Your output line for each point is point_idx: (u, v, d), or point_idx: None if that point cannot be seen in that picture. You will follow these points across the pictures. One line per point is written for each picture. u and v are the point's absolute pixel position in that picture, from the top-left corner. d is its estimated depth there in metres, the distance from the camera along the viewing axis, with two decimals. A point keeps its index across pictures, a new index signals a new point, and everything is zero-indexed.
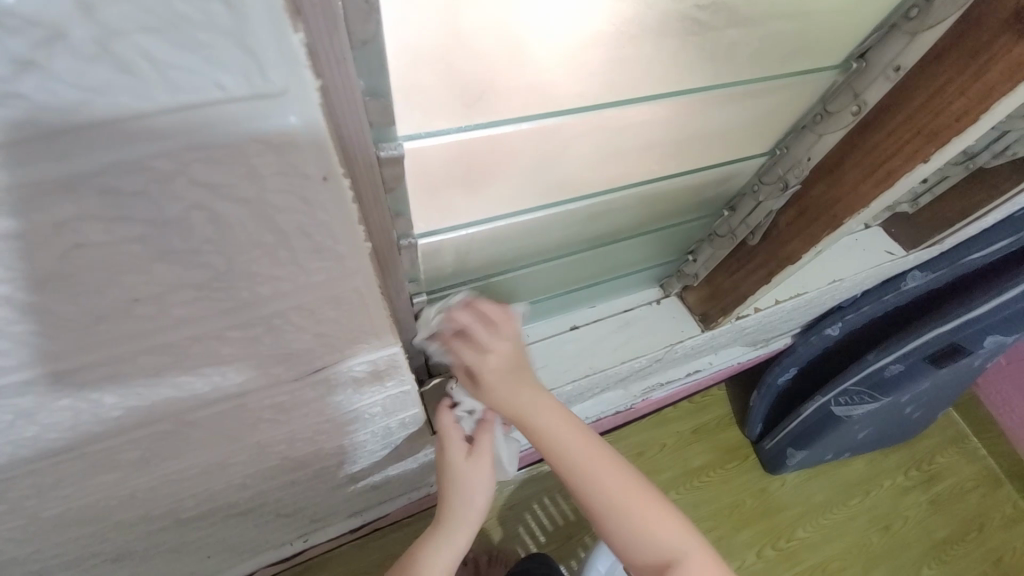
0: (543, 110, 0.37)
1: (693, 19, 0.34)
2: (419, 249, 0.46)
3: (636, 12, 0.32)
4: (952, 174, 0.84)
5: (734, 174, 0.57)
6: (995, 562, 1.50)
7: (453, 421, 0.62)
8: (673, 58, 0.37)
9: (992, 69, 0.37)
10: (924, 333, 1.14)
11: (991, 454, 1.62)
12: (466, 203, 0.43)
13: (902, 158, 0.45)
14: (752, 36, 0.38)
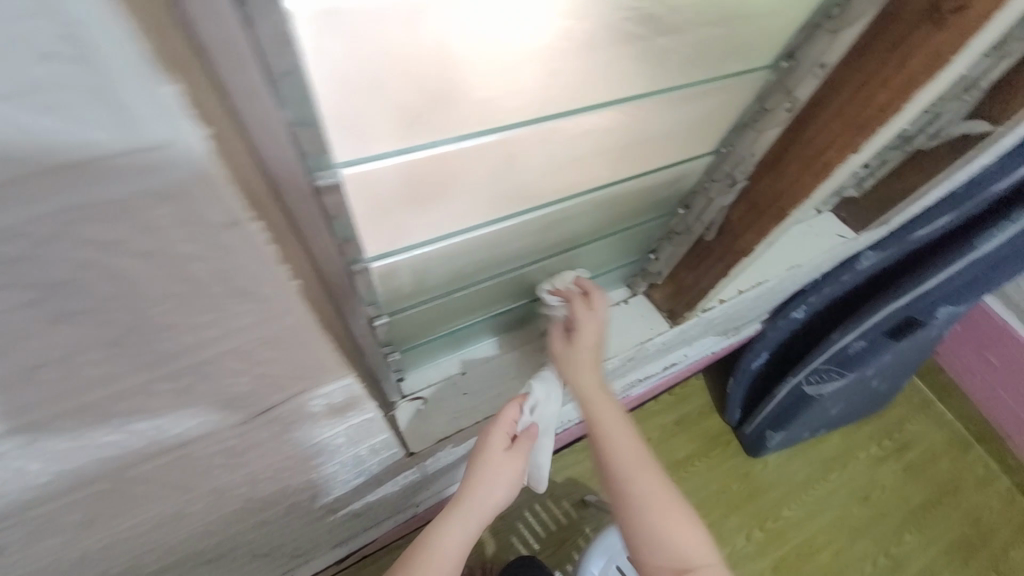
0: (482, 127, 0.37)
1: (620, 33, 0.35)
2: (374, 272, 0.45)
3: (567, 29, 0.32)
4: (891, 158, 0.90)
5: (684, 174, 0.58)
6: (972, 523, 1.57)
7: (513, 412, 0.64)
8: (608, 70, 0.37)
9: (911, 61, 0.39)
10: (881, 309, 1.20)
11: (958, 418, 1.70)
12: (416, 222, 0.43)
13: (834, 150, 0.46)
14: (680, 45, 0.39)
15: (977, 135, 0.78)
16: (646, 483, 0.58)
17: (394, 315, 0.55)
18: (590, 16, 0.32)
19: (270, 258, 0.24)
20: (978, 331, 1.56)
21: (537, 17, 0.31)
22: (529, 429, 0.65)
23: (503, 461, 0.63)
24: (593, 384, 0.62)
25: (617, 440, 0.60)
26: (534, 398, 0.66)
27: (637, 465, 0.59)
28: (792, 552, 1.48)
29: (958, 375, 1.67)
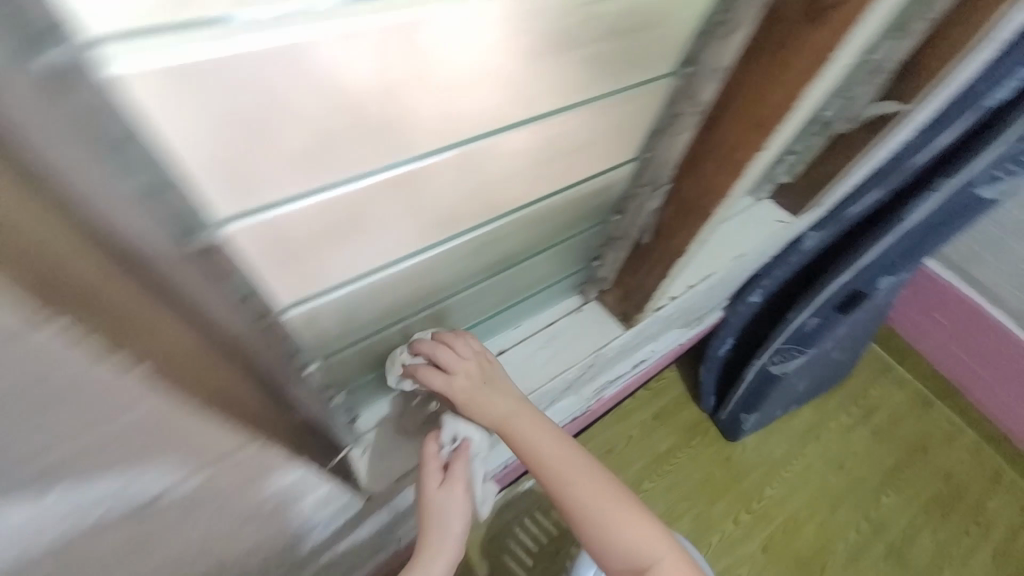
0: (379, 165, 0.36)
1: (507, 58, 0.34)
2: (290, 322, 0.42)
3: (448, 55, 0.32)
4: (816, 143, 0.94)
5: (610, 183, 0.58)
6: (944, 479, 1.62)
7: (433, 447, 0.60)
8: (505, 94, 0.37)
9: (798, 59, 0.40)
10: (829, 285, 1.24)
11: (917, 378, 1.76)
12: (333, 264, 0.41)
13: (742, 148, 0.48)
14: (576, 62, 0.39)
15: (889, 116, 0.82)
16: (585, 483, 0.60)
17: (328, 356, 0.53)
18: (470, 46, 0.32)
19: (85, 349, 0.27)
20: (921, 296, 1.66)
21: (411, 51, 0.30)
22: (456, 454, 0.61)
23: (443, 496, 0.60)
24: (507, 409, 0.61)
25: (547, 452, 0.61)
26: (450, 430, 0.61)
27: (572, 468, 0.61)
28: (779, 529, 1.50)
29: (912, 338, 1.73)
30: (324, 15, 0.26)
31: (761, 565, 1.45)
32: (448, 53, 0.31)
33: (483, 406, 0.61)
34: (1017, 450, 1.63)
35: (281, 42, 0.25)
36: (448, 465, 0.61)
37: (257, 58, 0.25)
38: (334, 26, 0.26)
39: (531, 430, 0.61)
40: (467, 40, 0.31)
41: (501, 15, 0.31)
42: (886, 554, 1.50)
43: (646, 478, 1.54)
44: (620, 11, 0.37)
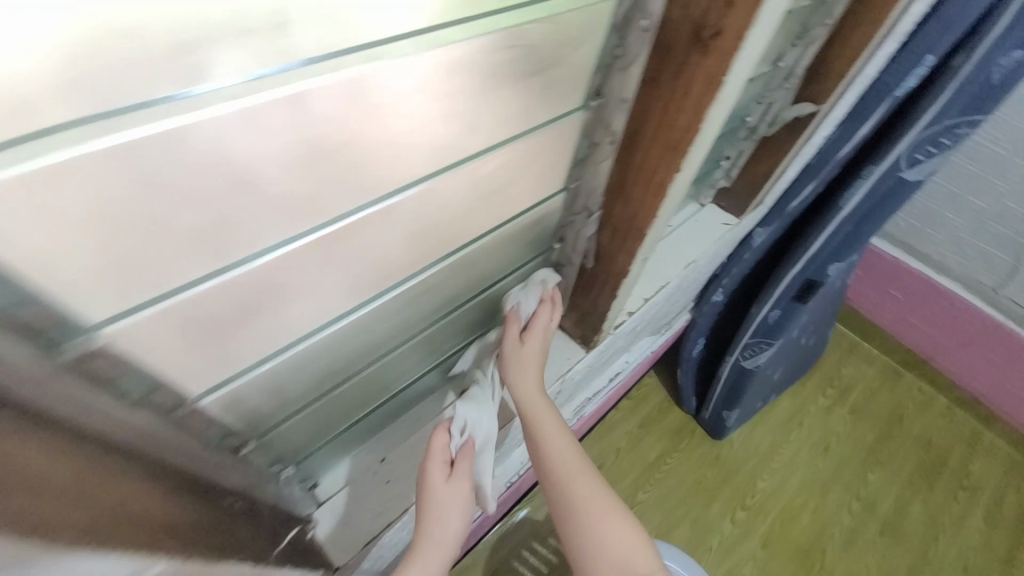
0: (276, 241, 0.35)
1: (379, 119, 0.33)
2: (208, 413, 0.40)
3: (324, 121, 0.31)
4: (745, 147, 0.98)
5: (543, 215, 0.59)
6: (925, 447, 1.61)
7: (443, 439, 0.59)
8: (389, 151, 0.36)
9: (694, 85, 0.41)
10: (783, 278, 1.25)
11: (883, 352, 1.75)
12: (244, 344, 0.39)
13: (662, 170, 0.49)
14: (467, 99, 0.37)
15: (806, 116, 0.87)
16: (580, 488, 0.60)
17: (265, 438, 0.49)
18: (330, 113, 0.30)
19: None
20: (873, 270, 1.68)
21: (258, 132, 0.28)
22: (465, 448, 0.60)
23: (446, 493, 0.58)
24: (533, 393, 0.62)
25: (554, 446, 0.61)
26: (461, 418, 0.61)
27: (570, 470, 0.61)
28: (776, 522, 1.47)
29: (870, 312, 1.74)
30: (174, 101, 0.25)
31: (764, 563, 1.41)
32: (303, 127, 0.30)
33: (519, 381, 0.62)
34: (988, 409, 1.63)
35: (187, 121, 0.25)
36: (456, 458, 0.59)
37: (71, 167, 0.23)
38: (190, 112, 0.25)
39: (546, 419, 0.62)
40: (351, 100, 0.31)
41: (355, 81, 0.30)
42: (882, 531, 1.46)
43: (639, 489, 1.51)
44: (513, 56, 0.36)
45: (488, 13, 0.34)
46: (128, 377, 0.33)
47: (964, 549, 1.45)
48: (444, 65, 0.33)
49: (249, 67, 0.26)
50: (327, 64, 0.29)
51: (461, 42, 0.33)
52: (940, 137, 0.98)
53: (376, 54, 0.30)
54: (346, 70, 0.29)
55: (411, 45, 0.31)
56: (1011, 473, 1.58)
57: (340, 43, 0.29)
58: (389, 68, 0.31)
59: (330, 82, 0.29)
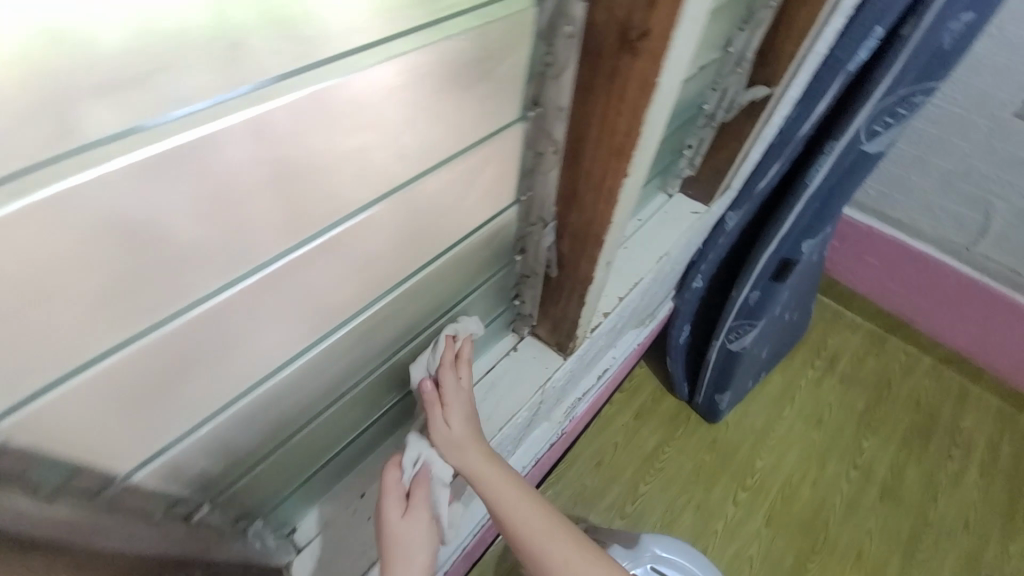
0: (187, 303, 0.33)
1: (278, 162, 0.31)
2: (144, 486, 0.38)
3: (202, 161, 0.28)
4: (705, 134, 0.97)
5: (497, 230, 0.57)
6: (914, 408, 1.61)
7: (395, 474, 0.56)
8: (299, 191, 0.34)
9: (629, 89, 0.39)
10: (758, 259, 1.22)
11: (867, 319, 1.74)
12: (174, 411, 0.37)
13: (610, 176, 0.47)
14: (368, 113, 0.34)
15: (760, 99, 0.86)
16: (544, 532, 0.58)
17: (220, 498, 0.47)
18: (224, 162, 0.29)
19: None
20: (847, 239, 1.64)
21: (162, 184, 0.27)
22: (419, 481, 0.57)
23: (403, 529, 0.55)
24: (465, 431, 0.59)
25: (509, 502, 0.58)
26: (414, 450, 0.58)
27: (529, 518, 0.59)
28: (778, 500, 1.44)
29: (850, 280, 1.71)
30: (160, 126, 0.26)
31: (769, 540, 1.39)
32: (189, 183, 0.28)
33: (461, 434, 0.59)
34: (975, 364, 1.62)
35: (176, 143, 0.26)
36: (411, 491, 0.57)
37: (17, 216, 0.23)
38: (176, 134, 0.26)
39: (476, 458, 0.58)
40: (323, 115, 0.31)
41: (324, 96, 0.31)
42: (880, 497, 1.46)
43: (640, 482, 1.47)
44: (424, 71, 0.35)
45: (386, 37, 0.32)
46: (41, 468, 0.31)
47: (962, 505, 1.45)
48: (343, 98, 0.32)
49: (104, 130, 0.24)
50: (201, 117, 0.27)
51: (419, 50, 0.33)
52: (896, 107, 0.97)
53: (255, 99, 0.28)
54: (224, 121, 0.27)
55: (298, 85, 0.29)
56: (1000, 425, 1.59)
57: (212, 94, 0.26)
58: (355, 82, 0.31)
59: (208, 135, 0.27)
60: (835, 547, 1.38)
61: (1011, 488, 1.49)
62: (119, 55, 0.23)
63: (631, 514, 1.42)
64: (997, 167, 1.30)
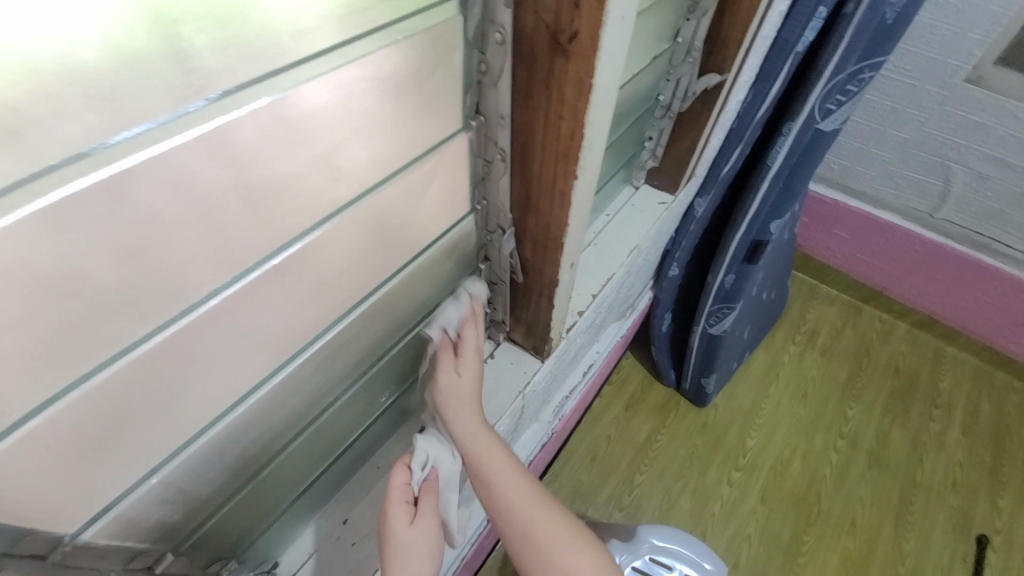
0: (112, 355, 0.30)
1: (198, 199, 0.30)
2: (99, 542, 0.36)
3: (121, 203, 0.27)
4: (664, 125, 0.97)
5: (456, 241, 0.56)
6: (894, 373, 1.65)
7: (402, 477, 0.54)
8: (227, 225, 0.32)
9: (567, 92, 0.39)
10: (730, 243, 1.21)
11: (841, 291, 1.78)
12: (115, 468, 0.35)
13: (561, 179, 0.46)
14: (292, 134, 0.32)
15: (713, 87, 0.87)
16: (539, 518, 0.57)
17: (183, 544, 0.45)
18: (143, 201, 0.27)
19: None
20: (816, 215, 1.67)
21: (73, 230, 0.25)
22: (428, 483, 0.56)
23: (412, 536, 0.53)
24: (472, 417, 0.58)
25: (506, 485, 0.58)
26: (422, 452, 0.57)
27: (526, 506, 0.57)
28: (770, 477, 1.47)
29: (823, 256, 1.75)
30: (92, 156, 0.25)
31: (765, 516, 1.41)
32: (94, 232, 0.26)
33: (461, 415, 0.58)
34: (950, 327, 1.65)
35: (106, 175, 0.25)
36: (420, 496, 0.55)
37: None
38: (113, 163, 0.25)
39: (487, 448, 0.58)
40: (266, 135, 0.31)
41: (267, 114, 0.30)
42: (869, 464, 1.49)
43: (636, 472, 1.48)
44: (352, 89, 0.33)
45: (302, 59, 0.30)
46: None
47: (948, 464, 1.49)
48: (262, 125, 0.30)
49: (40, 164, 0.23)
50: (96, 160, 0.25)
51: (361, 61, 0.33)
52: (847, 84, 0.97)
53: (158, 137, 0.26)
54: (124, 163, 0.26)
55: (205, 118, 0.28)
56: (978, 383, 1.64)
57: (110, 137, 0.25)
58: (294, 101, 0.31)
59: (106, 179, 0.25)
60: (829, 517, 1.41)
61: (993, 444, 1.53)
62: (42, 92, 0.21)
63: (630, 505, 1.43)
64: (952, 134, 1.32)
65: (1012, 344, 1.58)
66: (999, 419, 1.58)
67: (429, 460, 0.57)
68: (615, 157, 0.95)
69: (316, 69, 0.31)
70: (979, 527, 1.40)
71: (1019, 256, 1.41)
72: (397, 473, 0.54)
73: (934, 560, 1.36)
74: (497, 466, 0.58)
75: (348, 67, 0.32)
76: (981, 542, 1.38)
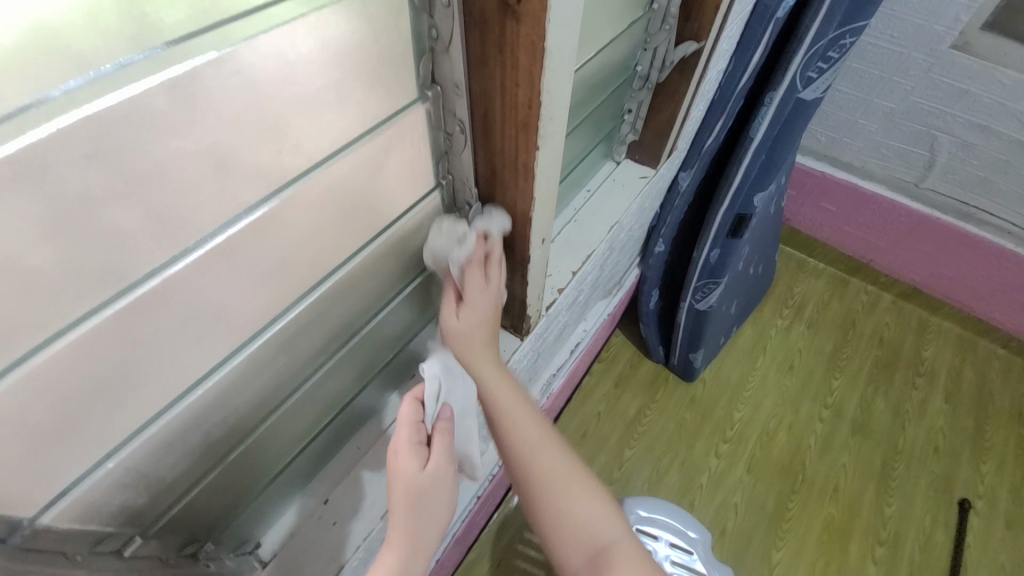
0: (49, 335, 0.29)
1: (127, 176, 0.28)
2: (60, 524, 0.36)
3: (45, 174, 0.25)
4: (643, 97, 0.95)
5: (424, 217, 0.55)
6: (879, 344, 1.67)
7: (415, 414, 0.54)
8: (163, 201, 0.31)
9: (521, 57, 0.37)
10: (714, 218, 1.20)
11: (828, 264, 1.79)
12: (66, 452, 0.34)
13: (523, 149, 0.45)
14: (230, 101, 0.30)
15: (691, 55, 0.85)
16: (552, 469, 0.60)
17: (151, 526, 0.45)
18: (67, 173, 0.26)
19: None
20: (803, 188, 1.66)
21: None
22: (440, 422, 0.55)
23: (425, 480, 0.52)
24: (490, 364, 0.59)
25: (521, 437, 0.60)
26: (433, 383, 0.56)
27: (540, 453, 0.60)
28: (757, 449, 1.49)
29: (810, 229, 1.75)
30: (4, 124, 0.23)
31: (752, 485, 1.44)
32: (12, 212, 0.25)
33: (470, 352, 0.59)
34: (934, 297, 1.67)
35: (23, 144, 0.24)
36: (432, 435, 0.54)
37: None
38: (29, 130, 0.24)
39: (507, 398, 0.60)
40: (202, 99, 0.29)
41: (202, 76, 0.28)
42: (852, 433, 1.52)
43: (626, 447, 1.50)
44: (292, 56, 0.32)
45: (233, 17, 0.28)
46: None
47: (930, 431, 1.53)
48: (190, 95, 0.28)
49: None
50: (1, 132, 0.23)
51: (300, 20, 0.31)
52: (828, 51, 0.95)
53: (66, 107, 0.25)
54: (33, 137, 0.24)
55: (117, 84, 0.26)
56: (961, 352, 1.67)
57: (21, 99, 0.23)
58: (226, 64, 0.29)
59: (14, 152, 0.24)
60: (814, 485, 1.44)
61: (975, 410, 1.57)
62: None
63: (620, 479, 1.45)
64: (938, 102, 1.30)
65: (993, 312, 1.61)
66: (982, 386, 1.61)
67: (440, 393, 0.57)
68: (593, 132, 0.93)
69: (255, 29, 0.29)
70: (961, 492, 1.44)
71: (1002, 224, 1.42)
72: (405, 409, 0.54)
73: (915, 524, 1.40)
74: (513, 419, 0.60)
75: (284, 35, 0.30)
76: (963, 506, 1.42)
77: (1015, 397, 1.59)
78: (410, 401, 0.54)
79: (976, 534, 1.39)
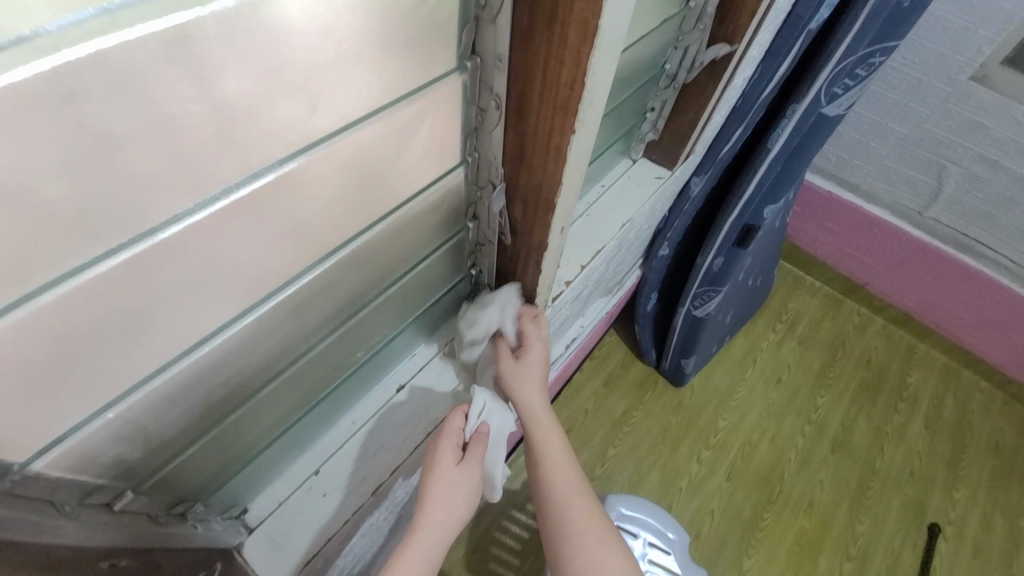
0: (57, 274, 0.28)
1: (159, 112, 0.27)
2: (53, 473, 0.35)
3: (76, 101, 0.24)
4: (667, 97, 0.94)
5: (446, 193, 0.54)
6: (866, 366, 1.69)
7: (459, 422, 0.62)
8: (193, 143, 0.29)
9: (570, 33, 0.36)
10: (722, 226, 1.20)
11: (825, 283, 1.81)
12: (71, 396, 0.33)
13: (558, 131, 0.44)
14: (262, 44, 0.29)
15: (722, 58, 0.84)
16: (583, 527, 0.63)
17: (140, 484, 0.44)
18: (100, 101, 0.25)
19: None
20: (809, 206, 1.66)
21: (17, 132, 0.23)
22: (479, 434, 0.62)
23: (454, 477, 0.58)
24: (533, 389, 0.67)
25: (560, 497, 0.64)
26: (480, 403, 0.63)
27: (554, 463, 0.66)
28: (738, 457, 1.51)
29: (811, 248, 1.75)
30: (42, 38, 0.22)
31: (729, 493, 1.46)
32: (40, 137, 0.24)
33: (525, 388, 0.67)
34: (924, 324, 1.69)
35: (57, 64, 0.22)
36: (467, 444, 0.61)
37: None
38: (64, 49, 0.22)
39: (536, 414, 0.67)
40: (239, 36, 0.27)
41: (241, 12, 0.27)
42: (832, 450, 1.54)
43: (610, 446, 1.51)
44: (332, 7, 0.30)
45: None
46: None
47: (907, 455, 1.56)
48: (226, 30, 0.27)
49: None
50: (38, 47, 0.22)
51: None
52: (856, 68, 0.94)
53: (106, 29, 0.23)
54: (69, 55, 0.23)
55: (159, 11, 0.24)
56: (945, 381, 1.69)
57: (59, 15, 0.22)
58: (266, 6, 0.27)
59: (53, 71, 0.23)
60: (789, 498, 1.46)
61: (952, 439, 1.60)
62: None
63: (601, 476, 1.46)
64: (952, 132, 1.30)
65: (979, 345, 1.63)
66: (961, 415, 1.64)
67: (482, 411, 0.63)
68: (614, 127, 0.92)
69: None
70: (932, 517, 1.47)
71: (999, 259, 1.43)
72: (453, 416, 0.62)
73: (884, 544, 1.43)
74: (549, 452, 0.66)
75: None
76: (934, 530, 1.45)
77: (992, 429, 1.62)
78: (460, 412, 0.62)
79: (942, 559, 1.42)
